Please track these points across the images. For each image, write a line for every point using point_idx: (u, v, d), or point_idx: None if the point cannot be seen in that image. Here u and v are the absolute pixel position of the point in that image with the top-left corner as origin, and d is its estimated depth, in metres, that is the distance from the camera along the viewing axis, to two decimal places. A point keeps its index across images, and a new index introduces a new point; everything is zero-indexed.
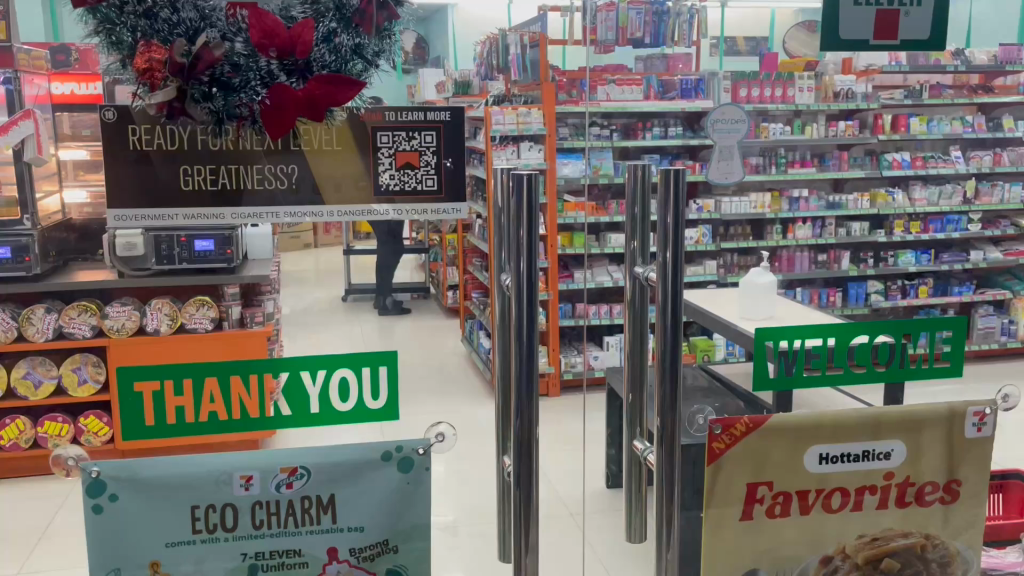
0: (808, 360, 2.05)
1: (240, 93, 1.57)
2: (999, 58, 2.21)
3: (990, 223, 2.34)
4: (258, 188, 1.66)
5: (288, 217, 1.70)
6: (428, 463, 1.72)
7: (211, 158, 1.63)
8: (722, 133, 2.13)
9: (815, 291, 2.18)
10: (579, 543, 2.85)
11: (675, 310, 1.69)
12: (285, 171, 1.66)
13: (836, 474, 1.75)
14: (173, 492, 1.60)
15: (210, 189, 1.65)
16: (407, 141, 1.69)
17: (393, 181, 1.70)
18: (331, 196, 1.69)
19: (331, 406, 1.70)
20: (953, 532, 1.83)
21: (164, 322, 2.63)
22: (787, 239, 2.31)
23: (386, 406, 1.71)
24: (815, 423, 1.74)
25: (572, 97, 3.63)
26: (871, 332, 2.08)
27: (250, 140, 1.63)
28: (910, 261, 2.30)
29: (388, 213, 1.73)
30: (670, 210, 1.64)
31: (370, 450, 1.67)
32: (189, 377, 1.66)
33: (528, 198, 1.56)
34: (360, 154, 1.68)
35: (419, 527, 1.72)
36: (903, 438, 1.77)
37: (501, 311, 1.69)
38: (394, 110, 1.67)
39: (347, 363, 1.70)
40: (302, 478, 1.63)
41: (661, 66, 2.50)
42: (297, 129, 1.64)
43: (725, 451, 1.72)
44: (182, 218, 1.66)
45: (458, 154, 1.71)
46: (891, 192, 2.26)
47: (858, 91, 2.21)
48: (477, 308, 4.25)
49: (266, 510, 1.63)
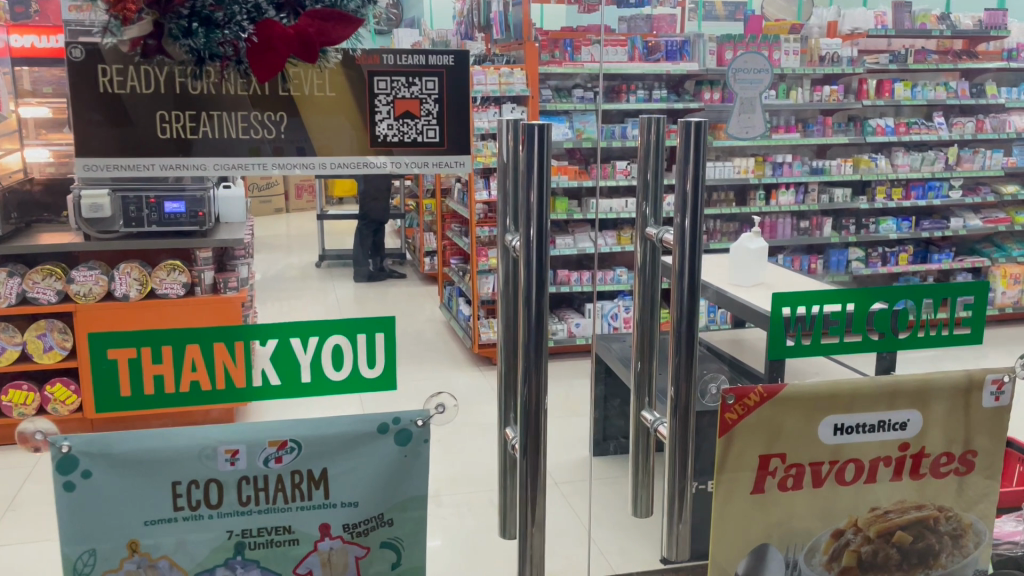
0: (823, 325, 2.11)
1: (223, 29, 1.49)
2: (984, 23, 2.19)
3: (971, 189, 2.42)
4: (242, 137, 1.57)
5: (279, 170, 1.61)
6: (427, 435, 1.67)
7: (190, 103, 1.53)
8: (745, 83, 2.11)
9: (797, 257, 2.21)
10: (569, 512, 2.82)
11: (692, 277, 1.62)
12: (273, 119, 1.58)
13: (852, 446, 1.72)
14: (151, 467, 1.53)
15: (189, 137, 1.55)
16: (407, 88, 1.61)
17: (391, 133, 1.63)
18: (323, 147, 1.61)
19: (323, 375, 1.61)
20: (967, 503, 1.82)
21: (132, 286, 2.46)
22: (769, 205, 2.21)
23: (383, 375, 1.64)
24: (831, 393, 1.69)
25: (555, 58, 3.44)
26: (888, 298, 2.12)
27: (234, 83, 1.54)
28: (891, 229, 2.36)
29: (383, 168, 1.65)
30: (690, 171, 1.56)
31: (365, 423, 1.62)
32: (168, 345, 1.55)
33: (539, 154, 1.48)
34: (358, 103, 1.60)
35: (414, 501, 1.68)
36: (919, 408, 1.73)
37: (504, 273, 1.62)
38: (393, 53, 1.58)
39: (340, 329, 1.61)
40: (292, 452, 1.58)
41: (645, 25, 2.47)
42: (286, 71, 1.55)
43: (737, 422, 1.68)
44: (158, 168, 1.56)
45: (456, 103, 1.64)
46: (874, 157, 2.32)
47: (843, 56, 2.16)
48: (453, 275, 4.16)
49: (253, 485, 1.56)
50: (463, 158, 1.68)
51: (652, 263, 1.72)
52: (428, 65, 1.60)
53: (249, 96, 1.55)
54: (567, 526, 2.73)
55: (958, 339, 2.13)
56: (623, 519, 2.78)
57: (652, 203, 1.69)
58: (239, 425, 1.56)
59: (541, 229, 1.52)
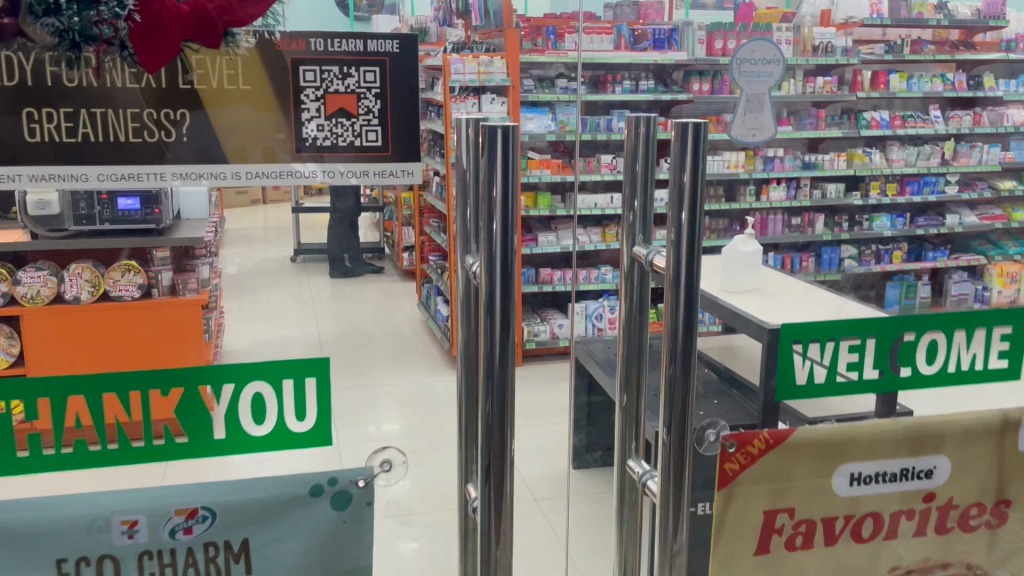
0: (842, 361, 1.75)
1: (99, 6, 1.26)
2: (981, 12, 2.17)
3: (968, 184, 2.30)
4: (134, 141, 1.33)
5: (189, 179, 1.38)
6: (370, 498, 1.48)
7: (67, 99, 1.30)
8: (752, 77, 1.91)
9: (788, 257, 2.28)
10: (548, 533, 2.66)
11: (688, 301, 1.24)
12: (171, 117, 1.34)
13: (870, 498, 1.50)
14: (39, 543, 1.34)
15: (68, 141, 1.31)
16: (340, 81, 1.40)
17: (320, 137, 1.42)
18: (235, 152, 1.38)
19: (242, 431, 1.43)
20: (1001, 561, 1.60)
21: (84, 289, 2.34)
22: (760, 201, 2.24)
23: (313, 429, 1.47)
24: (849, 437, 1.46)
25: (537, 45, 3.39)
26: (922, 329, 1.75)
27: (117, 73, 1.30)
28: (885, 226, 2.29)
29: (309, 176, 1.44)
30: (686, 166, 1.18)
31: (296, 486, 1.42)
32: (45, 397, 1.35)
33: (511, 165, 1.20)
34: (279, 99, 1.38)
35: (357, 568, 1.49)
36: (949, 452, 1.52)
37: (462, 308, 1.34)
38: (322, 37, 1.37)
39: (260, 375, 1.42)
40: (204, 522, 1.39)
41: (630, 12, 2.82)
42: (186, 58, 1.31)
43: (739, 473, 1.43)
44: (29, 179, 1.33)
45: (398, 100, 1.44)
46: (868, 151, 2.31)
47: (838, 45, 2.15)
48: (431, 273, 4.00)
49: (158, 561, 1.37)
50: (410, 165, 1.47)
51: (641, 291, 1.36)
52: (366, 52, 1.40)
53: (141, 87, 1.31)
54: (546, 551, 2.57)
55: (992, 374, 1.82)
56: (605, 543, 2.62)
57: (643, 201, 1.30)
58: (143, 490, 1.37)
59: (509, 258, 1.23)
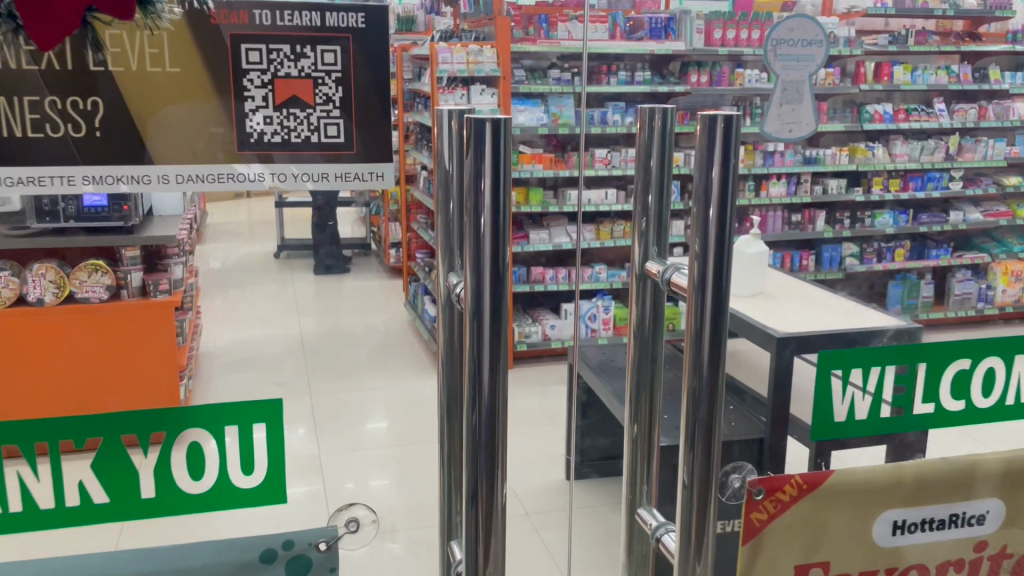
0: (889, 394, 1.60)
1: None
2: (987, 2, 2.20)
3: (972, 181, 2.40)
4: (34, 136, 1.12)
5: (105, 182, 1.16)
6: (331, 562, 1.35)
7: None
8: (791, 64, 1.79)
9: (790, 254, 2.64)
10: (540, 549, 2.55)
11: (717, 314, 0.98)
12: (82, 107, 1.13)
13: (913, 548, 1.32)
14: None
15: None
16: (293, 63, 1.19)
17: (270, 130, 1.21)
18: (162, 151, 1.16)
19: (176, 489, 1.27)
20: None
21: (49, 290, 2.09)
22: (760, 195, 2.55)
23: (262, 487, 1.31)
24: (893, 480, 1.29)
25: (529, 34, 3.29)
26: (975, 356, 1.62)
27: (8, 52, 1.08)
28: (888, 223, 2.47)
29: (254, 180, 1.22)
30: (712, 152, 0.94)
31: (247, 547, 1.30)
32: None
33: (503, 166, 1.03)
34: (217, 85, 1.17)
35: None
36: (1002, 496, 1.35)
37: (446, 330, 1.20)
38: (271, 9, 1.15)
39: (202, 426, 1.25)
40: None
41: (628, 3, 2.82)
42: (97, 31, 1.10)
43: (765, 525, 1.23)
44: None
45: (363, 87, 1.23)
46: (870, 146, 2.35)
47: (842, 34, 2.25)
48: (418, 272, 3.87)
49: None
50: (378, 166, 1.26)
51: (655, 310, 1.17)
52: (326, 27, 1.18)
53: (42, 71, 1.10)
54: (538, 568, 2.44)
55: None
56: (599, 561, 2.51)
57: (658, 199, 1.12)
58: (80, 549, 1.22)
59: (502, 269, 1.06)
